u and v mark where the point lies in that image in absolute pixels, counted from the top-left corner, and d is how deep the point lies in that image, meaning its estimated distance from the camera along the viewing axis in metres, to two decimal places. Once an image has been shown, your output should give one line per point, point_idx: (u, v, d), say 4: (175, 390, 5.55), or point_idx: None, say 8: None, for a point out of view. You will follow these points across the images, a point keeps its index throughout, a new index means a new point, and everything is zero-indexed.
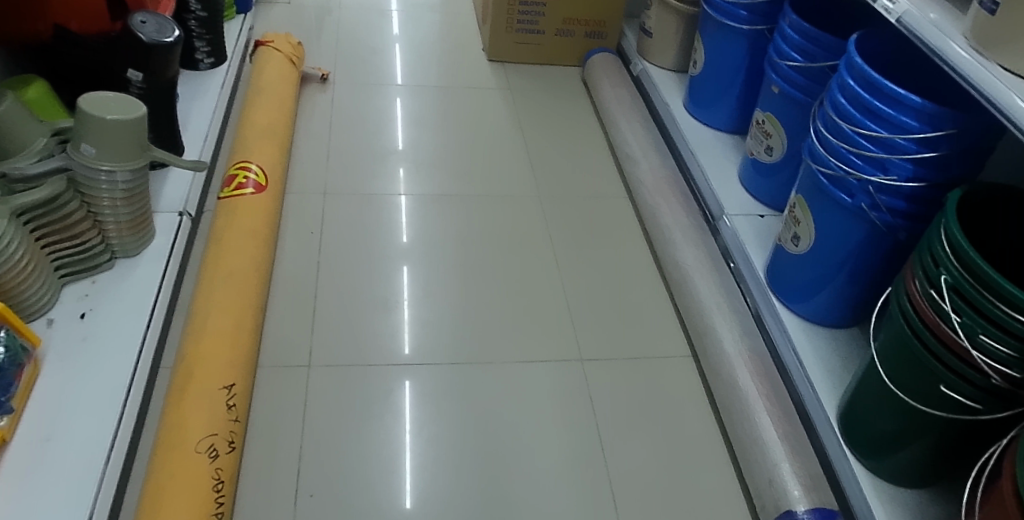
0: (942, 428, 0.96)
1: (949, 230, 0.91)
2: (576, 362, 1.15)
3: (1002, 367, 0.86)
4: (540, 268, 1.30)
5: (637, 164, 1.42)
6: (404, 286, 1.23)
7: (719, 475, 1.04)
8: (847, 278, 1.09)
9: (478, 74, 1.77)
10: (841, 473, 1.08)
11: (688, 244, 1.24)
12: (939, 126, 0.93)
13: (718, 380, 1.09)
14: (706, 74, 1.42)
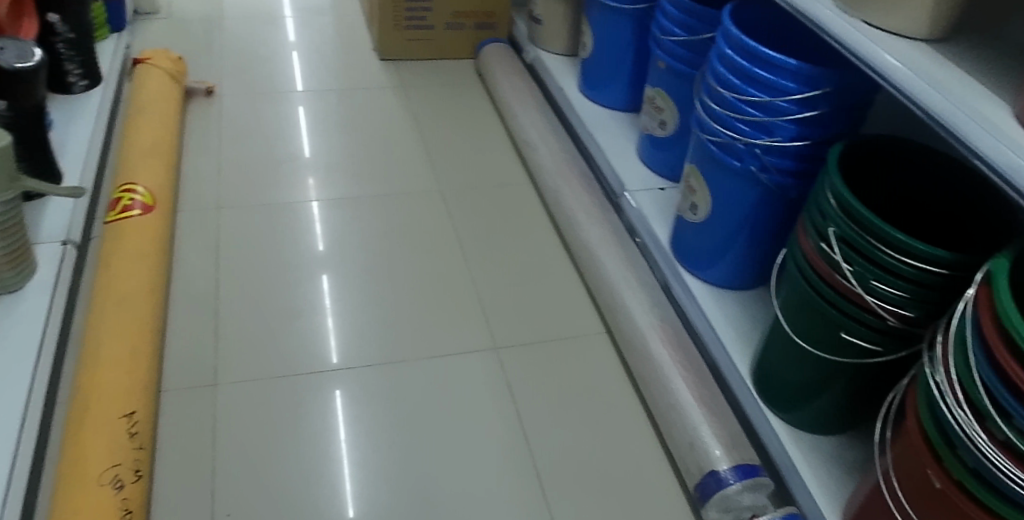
0: (847, 373, 1.01)
1: (833, 186, 0.96)
2: (492, 351, 1.16)
3: (897, 309, 0.92)
4: (449, 263, 1.30)
5: (537, 150, 1.42)
6: (326, 294, 1.22)
7: (643, 445, 1.06)
8: (746, 241, 1.12)
9: (372, 75, 1.76)
10: (761, 428, 1.12)
11: (592, 224, 1.25)
12: (817, 86, 0.96)
13: (633, 353, 1.11)
14: (596, 56, 1.44)
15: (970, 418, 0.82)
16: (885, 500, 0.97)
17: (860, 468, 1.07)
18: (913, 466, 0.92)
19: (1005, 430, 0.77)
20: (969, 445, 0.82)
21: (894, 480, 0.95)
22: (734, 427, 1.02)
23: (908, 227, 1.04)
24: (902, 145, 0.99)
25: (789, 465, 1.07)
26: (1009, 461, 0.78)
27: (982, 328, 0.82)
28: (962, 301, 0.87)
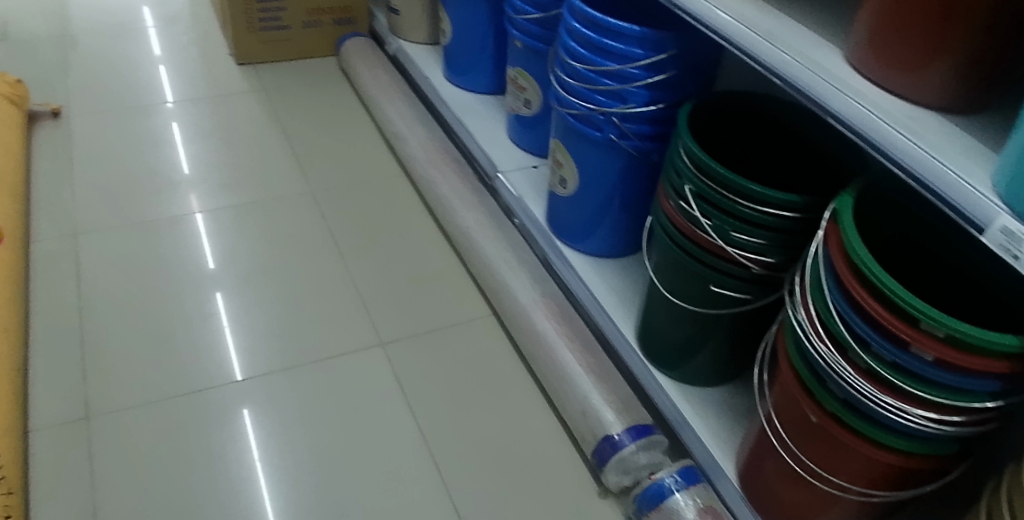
0: (719, 323, 1.07)
1: (686, 146, 1.00)
2: (378, 347, 1.23)
3: (759, 256, 0.98)
4: (330, 269, 1.35)
5: (405, 140, 1.47)
6: (220, 311, 1.26)
7: (544, 421, 1.16)
8: (619, 209, 1.17)
9: (229, 81, 1.80)
10: (649, 388, 1.19)
11: (466, 209, 1.31)
12: (663, 50, 0.99)
13: (520, 330, 1.17)
14: (456, 42, 1.45)
15: (832, 350, 0.92)
16: (768, 438, 1.06)
17: (743, 412, 1.16)
18: (791, 406, 1.01)
19: (865, 358, 0.88)
20: (835, 375, 0.93)
21: (773, 419, 1.05)
22: (625, 390, 1.09)
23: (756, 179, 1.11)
24: (749, 98, 1.03)
25: (679, 420, 1.15)
26: (873, 388, 0.88)
27: (835, 271, 0.91)
28: (813, 242, 0.96)
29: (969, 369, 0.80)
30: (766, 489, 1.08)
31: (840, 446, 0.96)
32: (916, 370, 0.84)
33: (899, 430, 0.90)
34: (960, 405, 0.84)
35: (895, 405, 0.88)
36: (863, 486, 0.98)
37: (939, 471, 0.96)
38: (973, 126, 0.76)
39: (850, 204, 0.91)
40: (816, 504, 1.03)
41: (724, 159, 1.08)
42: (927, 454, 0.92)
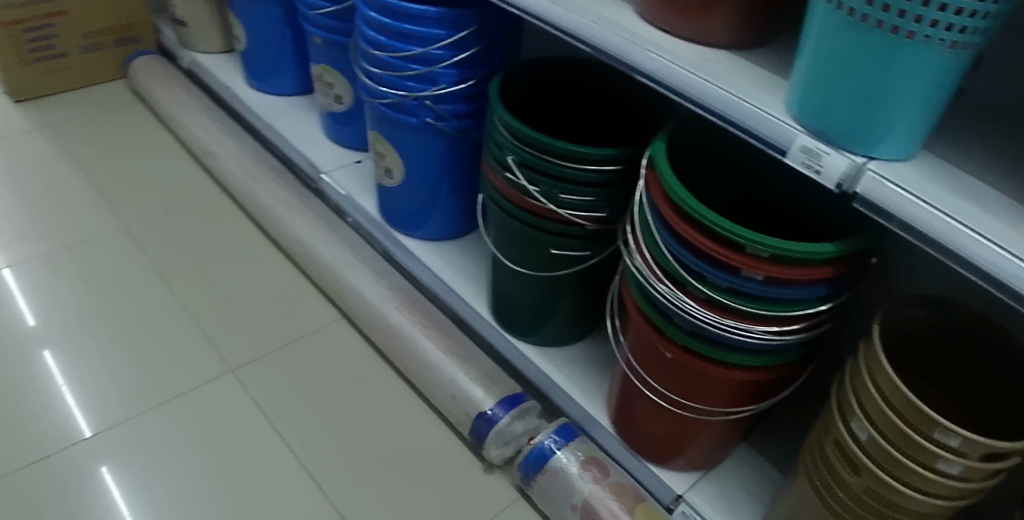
0: (564, 282, 1.13)
1: (501, 119, 1.04)
2: (229, 375, 1.23)
3: (591, 213, 1.05)
4: (168, 311, 1.33)
5: (218, 154, 1.55)
6: (53, 370, 1.21)
7: (414, 411, 1.21)
8: (450, 189, 1.22)
9: (13, 124, 1.75)
10: (517, 359, 1.23)
11: (295, 217, 1.35)
12: (463, 27, 1.02)
13: (375, 329, 1.21)
14: (256, 47, 1.59)
15: (673, 289, 0.99)
16: (632, 382, 1.12)
17: (604, 362, 1.24)
18: (646, 348, 1.08)
19: (704, 290, 0.96)
20: (683, 312, 0.99)
21: (633, 363, 1.11)
22: (488, 365, 1.14)
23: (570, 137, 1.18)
24: (548, 64, 1.08)
25: (548, 382, 1.20)
26: (717, 315, 0.97)
27: (662, 216, 0.98)
28: (637, 192, 1.02)
29: (795, 280, 0.90)
30: (641, 429, 1.14)
31: (699, 374, 1.03)
32: (751, 291, 0.93)
33: (747, 349, 0.99)
34: (790, 314, 0.94)
35: (739, 327, 0.96)
36: (726, 406, 1.06)
37: (790, 377, 1.06)
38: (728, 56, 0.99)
39: (664, 150, 0.99)
40: (687, 432, 1.11)
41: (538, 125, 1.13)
42: (777, 364, 1.02)
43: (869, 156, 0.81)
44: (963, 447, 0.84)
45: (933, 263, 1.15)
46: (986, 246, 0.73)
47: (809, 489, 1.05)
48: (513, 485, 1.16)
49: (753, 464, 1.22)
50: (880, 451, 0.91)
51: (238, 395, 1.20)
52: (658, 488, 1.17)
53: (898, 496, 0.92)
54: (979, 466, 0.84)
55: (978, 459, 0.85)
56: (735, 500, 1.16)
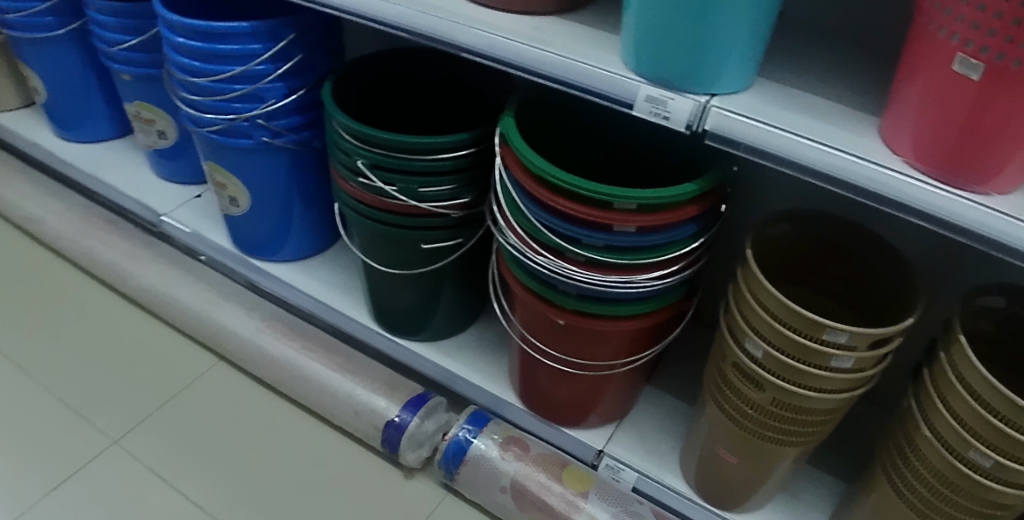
0: (442, 274, 1.13)
1: (342, 124, 1.02)
2: (112, 445, 1.18)
3: (455, 201, 1.06)
4: (27, 398, 1.24)
5: (43, 218, 1.46)
6: None
7: (315, 434, 1.21)
8: (301, 203, 1.25)
9: None
10: (406, 359, 1.24)
11: (143, 266, 1.33)
12: (280, 38, 1.06)
13: (261, 362, 1.21)
14: (60, 97, 1.52)
15: (552, 258, 1.00)
16: (530, 354, 1.12)
17: (496, 340, 1.25)
18: (536, 318, 1.07)
19: (582, 253, 0.98)
20: (567, 278, 1.00)
21: (527, 336, 1.11)
22: (384, 372, 1.18)
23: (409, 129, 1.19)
24: (374, 61, 1.08)
25: (449, 375, 1.20)
26: (599, 273, 0.99)
27: (525, 190, 0.99)
28: (496, 171, 1.02)
29: (662, 225, 0.95)
30: (547, 397, 1.14)
31: (594, 334, 1.05)
32: (627, 245, 0.96)
33: (634, 298, 1.02)
34: (661, 258, 0.98)
35: (622, 280, 0.99)
36: (625, 356, 1.09)
37: (680, 313, 1.09)
38: (545, 21, 1.03)
39: (513, 125, 0.99)
40: (593, 390, 1.12)
41: (378, 122, 1.14)
42: (663, 307, 1.05)
43: (710, 93, 0.93)
44: (851, 342, 0.91)
45: (774, 177, 1.22)
46: (831, 154, 0.87)
47: (718, 415, 1.08)
48: (436, 483, 1.18)
49: (660, 402, 1.25)
50: (777, 363, 0.97)
51: (128, 465, 1.15)
52: (579, 449, 1.17)
53: (800, 399, 0.98)
54: (867, 355, 0.93)
55: (865, 350, 0.93)
56: (651, 441, 1.20)
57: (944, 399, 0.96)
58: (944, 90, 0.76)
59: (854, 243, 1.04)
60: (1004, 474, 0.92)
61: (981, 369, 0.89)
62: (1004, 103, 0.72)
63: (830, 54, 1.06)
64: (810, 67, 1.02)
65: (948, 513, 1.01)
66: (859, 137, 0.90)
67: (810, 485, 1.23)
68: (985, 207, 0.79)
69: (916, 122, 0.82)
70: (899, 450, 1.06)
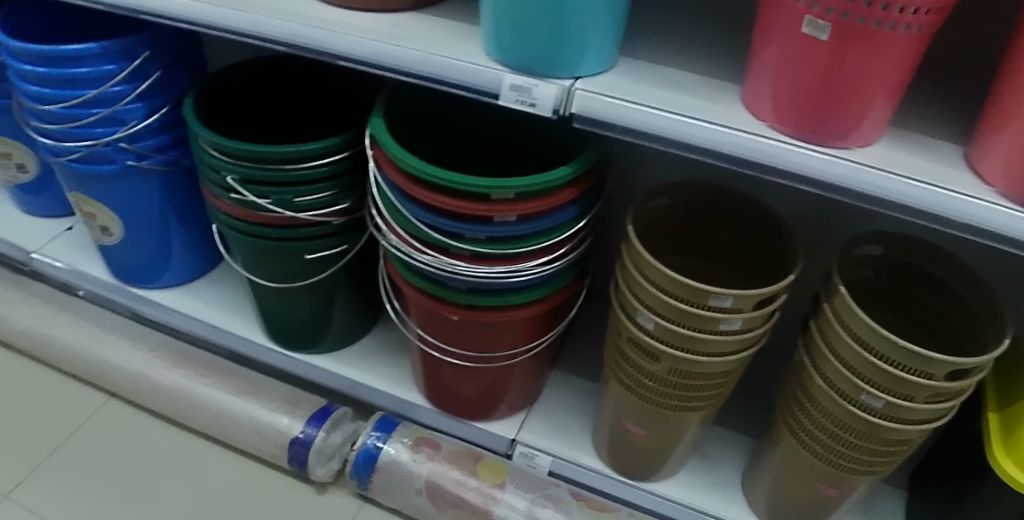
0: (332, 282, 1.12)
1: (208, 141, 0.99)
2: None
3: (334, 207, 1.04)
4: None
5: None
6: None
7: (220, 461, 1.18)
8: (179, 224, 1.21)
9: None
10: (305, 373, 1.21)
11: (17, 308, 1.26)
12: (134, 57, 1.01)
13: (155, 395, 1.17)
14: None
15: (437, 255, 0.99)
16: (430, 354, 1.11)
17: (399, 343, 1.25)
18: (431, 316, 1.06)
19: (467, 247, 0.97)
20: (454, 274, 0.99)
21: (425, 336, 1.10)
22: (283, 390, 1.17)
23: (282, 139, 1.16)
24: (234, 73, 1.05)
25: (352, 384, 1.18)
26: (486, 264, 0.98)
27: (402, 190, 0.97)
28: (371, 174, 1.00)
29: (541, 211, 0.95)
30: (453, 393, 1.14)
31: (491, 326, 1.04)
32: (509, 234, 0.96)
33: (524, 286, 1.02)
34: (545, 244, 0.99)
35: (510, 270, 0.99)
36: (524, 344, 1.09)
37: (573, 295, 1.10)
38: (404, 17, 1.02)
39: (383, 125, 0.97)
40: (497, 381, 1.12)
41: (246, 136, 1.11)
42: (555, 291, 1.06)
43: (575, 77, 0.94)
44: (736, 304, 0.95)
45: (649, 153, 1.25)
46: (697, 126, 0.90)
47: (621, 391, 1.10)
48: (352, 494, 1.17)
49: (568, 384, 1.27)
50: (669, 332, 0.99)
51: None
52: (492, 441, 1.17)
53: (694, 365, 1.01)
54: (753, 314, 0.96)
55: (750, 310, 0.97)
56: (562, 424, 1.20)
57: (832, 347, 1.00)
58: (798, 52, 0.82)
59: (728, 209, 1.05)
60: (894, 412, 0.97)
61: (862, 315, 0.94)
62: (853, 57, 0.79)
63: (687, 26, 1.08)
64: (669, 41, 1.04)
65: (849, 456, 1.05)
66: (724, 107, 0.93)
67: (720, 444, 1.27)
68: (843, 159, 0.86)
69: (775, 87, 0.88)
70: (796, 400, 1.09)
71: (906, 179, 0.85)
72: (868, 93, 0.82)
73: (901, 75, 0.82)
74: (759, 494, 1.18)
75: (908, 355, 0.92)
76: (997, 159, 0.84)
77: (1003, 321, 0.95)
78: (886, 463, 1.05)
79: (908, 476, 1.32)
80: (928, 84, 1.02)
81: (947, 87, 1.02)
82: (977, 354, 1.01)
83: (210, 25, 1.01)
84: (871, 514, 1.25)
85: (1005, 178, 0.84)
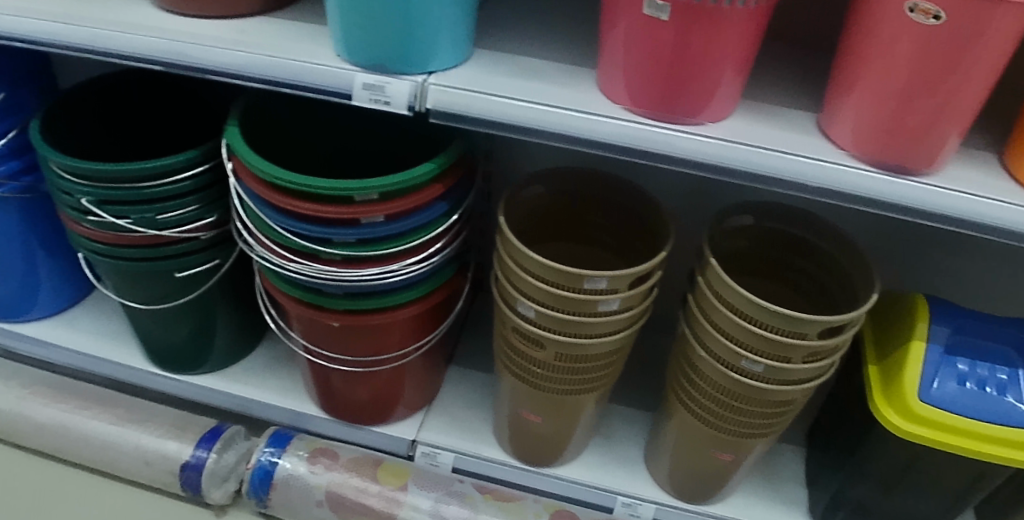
0: (208, 300, 1.10)
1: (57, 163, 0.95)
2: None
3: (200, 222, 1.01)
4: None
5: None
6: None
7: (108, 493, 1.15)
8: (45, 253, 1.16)
9: None
10: (192, 394, 1.19)
11: None
12: None
13: (33, 433, 1.15)
14: None
15: (308, 263, 0.97)
16: (318, 363, 1.09)
17: (289, 354, 1.23)
18: (312, 325, 1.04)
19: (336, 251, 0.95)
20: (328, 280, 0.97)
21: (309, 346, 1.07)
22: (171, 415, 1.17)
23: (144, 157, 1.13)
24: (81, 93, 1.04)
25: (241, 401, 1.16)
26: (359, 267, 0.97)
27: (264, 199, 0.95)
28: (233, 185, 0.98)
29: (409, 209, 0.94)
30: (346, 400, 1.12)
31: (375, 328, 1.03)
32: (378, 235, 0.94)
33: (402, 286, 1.01)
34: (417, 242, 0.98)
35: (384, 271, 0.97)
36: (412, 343, 1.08)
37: (456, 290, 1.10)
38: (251, 22, 1.00)
39: (239, 135, 0.95)
40: (390, 382, 1.11)
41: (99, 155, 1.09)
42: (436, 288, 1.05)
43: (427, 73, 0.93)
44: (611, 285, 0.95)
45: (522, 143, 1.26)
46: (552, 112, 0.89)
47: (514, 381, 1.09)
48: (253, 513, 1.15)
49: (466, 379, 1.27)
50: (549, 319, 0.99)
51: None
52: (392, 444, 1.16)
53: (579, 348, 1.01)
54: (629, 293, 0.97)
55: (627, 289, 0.97)
56: (462, 419, 1.20)
57: (710, 319, 1.02)
58: (644, 33, 0.83)
59: (599, 191, 1.06)
60: (775, 375, 1.00)
61: (733, 284, 0.96)
62: (697, 35, 0.80)
63: (540, 15, 1.10)
64: (522, 31, 1.05)
65: (738, 421, 1.07)
66: (580, 92, 0.94)
67: (620, 422, 1.29)
68: (696, 134, 0.87)
69: (626, 70, 0.88)
70: (683, 373, 1.11)
71: (757, 149, 0.86)
72: (713, 69, 0.84)
73: (744, 50, 0.84)
74: (662, 468, 1.19)
75: (779, 318, 0.94)
76: (846, 125, 0.86)
77: (869, 274, 0.99)
78: (775, 424, 1.08)
79: (804, 433, 1.36)
80: (773, 55, 1.06)
81: (789, 56, 1.05)
82: (849, 308, 1.05)
83: (47, 41, 0.97)
84: (771, 472, 1.29)
85: (856, 142, 0.85)
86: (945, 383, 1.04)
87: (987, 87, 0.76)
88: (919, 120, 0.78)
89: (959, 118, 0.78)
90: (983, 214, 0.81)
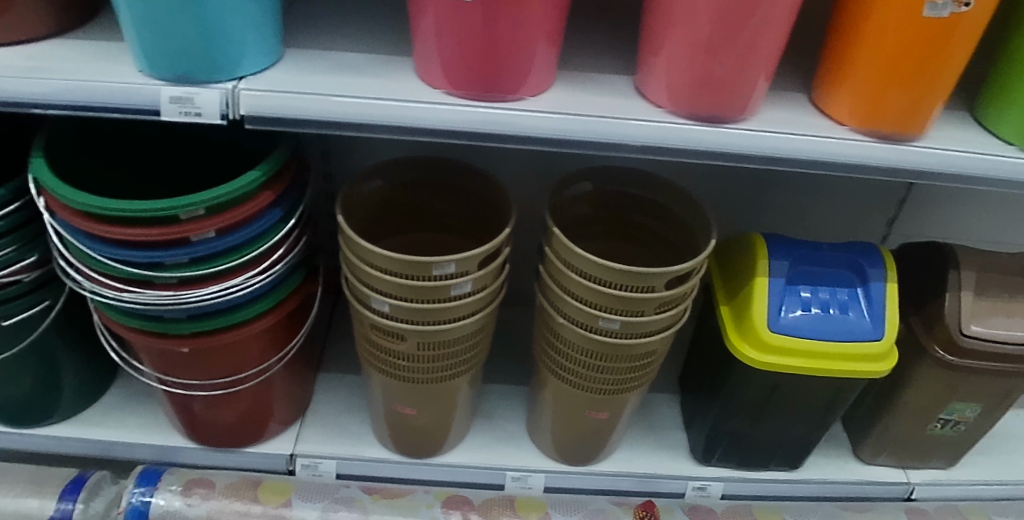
0: (45, 346, 1.04)
1: None
2: None
3: (19, 265, 0.95)
4: None
5: None
6: None
7: None
8: None
9: None
10: (46, 446, 1.13)
11: None
12: None
13: None
14: None
15: (141, 291, 0.92)
16: (176, 393, 1.05)
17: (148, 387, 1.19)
18: (160, 355, 1.00)
19: (170, 274, 0.91)
20: (167, 306, 0.93)
21: (163, 376, 1.03)
22: (24, 473, 1.15)
23: None
24: None
25: (101, 445, 1.12)
26: (197, 286, 0.93)
27: (81, 230, 0.90)
28: (47, 220, 0.92)
29: (240, 219, 0.91)
30: (213, 425, 1.09)
31: (227, 347, 0.99)
32: (212, 251, 0.91)
33: (248, 300, 0.98)
34: (255, 253, 0.95)
35: (225, 288, 0.94)
36: (270, 356, 1.06)
37: (308, 295, 1.09)
38: (42, 48, 0.94)
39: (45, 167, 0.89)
40: (256, 400, 1.08)
41: None
42: (285, 297, 1.03)
43: (236, 78, 0.90)
44: (460, 267, 0.95)
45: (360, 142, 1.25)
46: (373, 103, 0.89)
47: (383, 378, 1.08)
48: None
49: (338, 384, 1.26)
50: (405, 310, 0.98)
51: None
52: (269, 461, 1.14)
53: (440, 334, 1.01)
54: (480, 273, 0.97)
55: (477, 269, 0.98)
56: (340, 424, 1.20)
57: (562, 286, 1.05)
58: (450, 18, 0.83)
59: (436, 176, 1.08)
60: (630, 329, 1.03)
61: (577, 249, 0.98)
62: (503, 12, 0.81)
63: (353, 14, 1.09)
64: (335, 30, 1.04)
65: (603, 379, 1.10)
66: (400, 82, 0.93)
67: (499, 401, 1.31)
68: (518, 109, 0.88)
69: (440, 56, 0.88)
70: (547, 342, 1.13)
71: (576, 115, 0.88)
72: (521, 44, 0.85)
73: (549, 22, 0.86)
74: (544, 436, 1.22)
75: (623, 275, 0.97)
76: (659, 83, 0.89)
77: (704, 217, 1.05)
78: (640, 377, 1.12)
79: (675, 380, 1.43)
80: (586, 26, 1.10)
81: (599, 27, 1.09)
82: (692, 252, 1.11)
83: None
84: (651, 422, 1.35)
85: (671, 98, 0.88)
86: (790, 312, 1.12)
87: (778, 32, 0.81)
88: (723, 70, 0.83)
89: (757, 64, 0.83)
90: (793, 149, 0.86)
